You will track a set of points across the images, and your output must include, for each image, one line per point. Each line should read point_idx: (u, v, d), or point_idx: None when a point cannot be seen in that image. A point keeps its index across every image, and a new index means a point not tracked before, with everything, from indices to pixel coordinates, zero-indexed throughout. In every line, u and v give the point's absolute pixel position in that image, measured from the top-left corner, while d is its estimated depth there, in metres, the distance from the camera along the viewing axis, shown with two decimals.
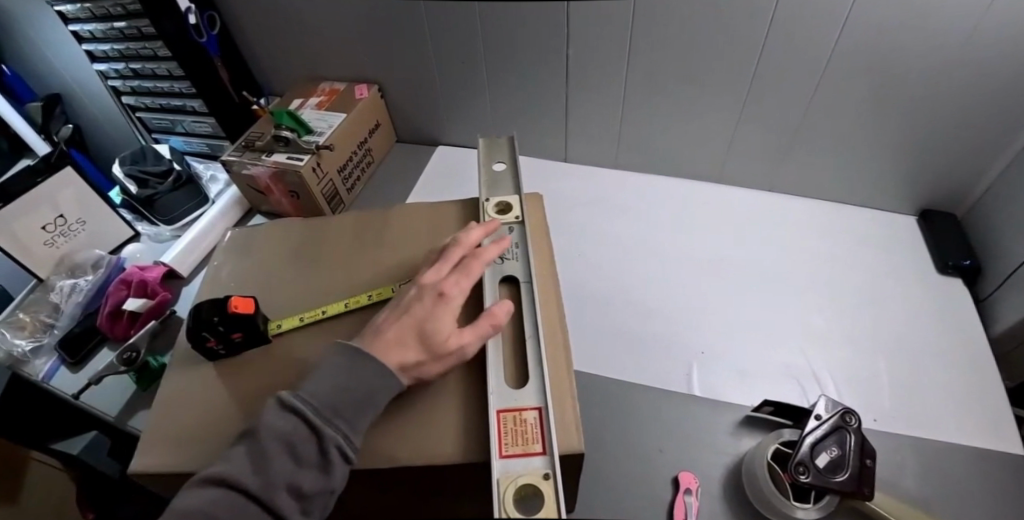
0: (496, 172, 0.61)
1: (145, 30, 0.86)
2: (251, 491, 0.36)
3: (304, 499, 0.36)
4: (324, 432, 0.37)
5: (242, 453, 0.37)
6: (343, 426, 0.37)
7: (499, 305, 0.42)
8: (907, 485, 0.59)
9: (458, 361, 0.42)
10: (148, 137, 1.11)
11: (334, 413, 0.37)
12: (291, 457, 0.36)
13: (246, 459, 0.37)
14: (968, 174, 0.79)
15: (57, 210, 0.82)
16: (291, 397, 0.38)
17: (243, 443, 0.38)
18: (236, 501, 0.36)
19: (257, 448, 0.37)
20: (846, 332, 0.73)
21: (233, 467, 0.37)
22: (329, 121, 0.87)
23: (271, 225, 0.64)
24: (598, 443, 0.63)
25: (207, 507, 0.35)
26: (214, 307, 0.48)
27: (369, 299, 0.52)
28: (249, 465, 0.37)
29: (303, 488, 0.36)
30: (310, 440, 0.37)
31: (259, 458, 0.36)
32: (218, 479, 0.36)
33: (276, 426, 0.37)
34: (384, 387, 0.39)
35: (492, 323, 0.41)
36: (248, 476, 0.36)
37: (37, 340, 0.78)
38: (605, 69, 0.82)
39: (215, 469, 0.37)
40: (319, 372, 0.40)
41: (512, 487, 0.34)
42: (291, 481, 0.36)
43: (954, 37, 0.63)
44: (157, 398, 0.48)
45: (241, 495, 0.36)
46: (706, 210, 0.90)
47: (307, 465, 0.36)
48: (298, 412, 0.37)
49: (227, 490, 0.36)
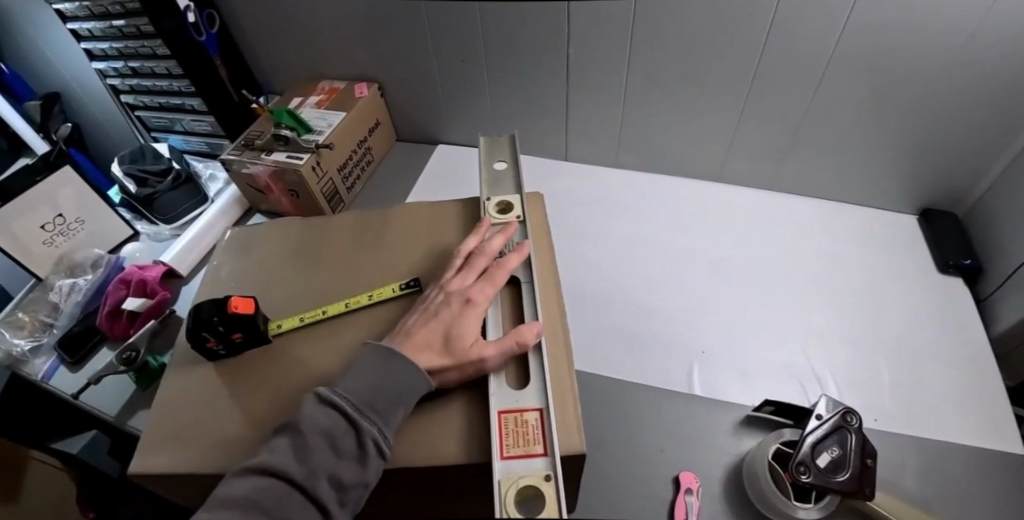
0: (496, 171, 0.61)
1: (143, 29, 0.86)
2: (296, 481, 0.35)
3: (344, 491, 0.36)
4: (363, 426, 0.37)
5: (284, 444, 0.37)
6: (379, 420, 0.38)
7: (527, 324, 0.42)
8: (907, 485, 0.59)
9: (479, 374, 0.42)
10: (147, 136, 1.11)
11: (372, 407, 0.38)
12: (333, 449, 0.36)
13: (289, 450, 0.37)
14: (969, 174, 0.78)
15: (56, 209, 0.82)
16: (331, 392, 0.39)
17: (285, 435, 0.37)
18: (277, 493, 0.35)
19: (300, 440, 0.36)
20: (847, 332, 0.73)
21: (278, 457, 0.36)
22: (329, 120, 0.87)
23: (270, 225, 0.64)
24: (598, 443, 0.63)
25: (252, 495, 0.35)
26: (214, 307, 0.47)
27: (369, 299, 0.52)
28: (292, 456, 0.36)
29: (345, 479, 0.36)
30: (350, 433, 0.37)
31: (303, 449, 0.36)
32: (262, 469, 0.36)
33: (318, 419, 0.37)
34: (387, 388, 0.39)
35: (518, 341, 0.41)
36: (293, 466, 0.36)
37: (36, 340, 0.78)
38: (604, 68, 0.81)
39: (260, 459, 0.36)
40: (356, 369, 0.40)
41: (513, 488, 0.34)
42: (333, 472, 0.36)
43: (956, 37, 0.63)
44: (157, 399, 0.48)
45: (284, 485, 0.35)
46: (706, 209, 0.90)
47: (348, 457, 0.36)
48: (338, 406, 0.38)
49: (270, 481, 0.36)
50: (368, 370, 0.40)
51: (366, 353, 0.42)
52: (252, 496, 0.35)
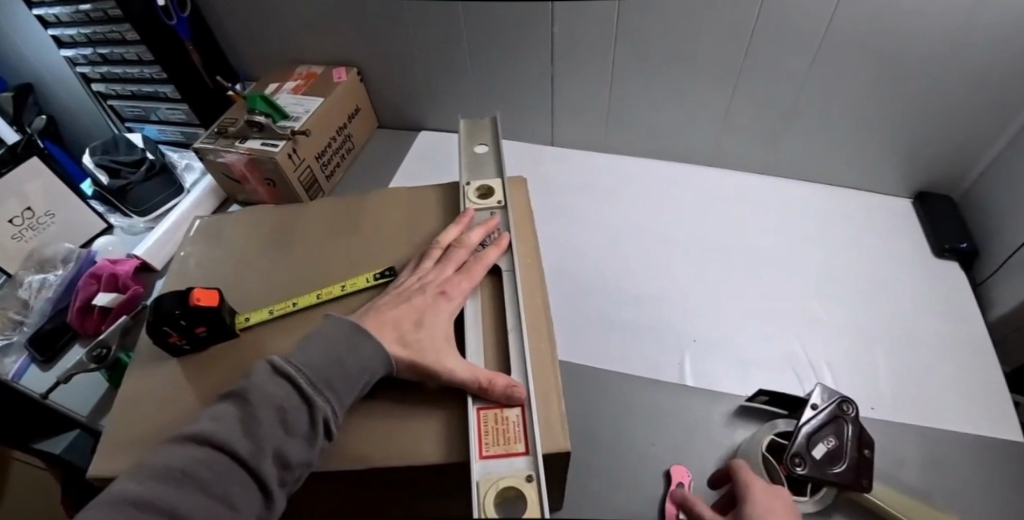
0: (478, 154, 0.58)
1: (110, 13, 0.82)
2: (240, 455, 0.33)
3: (288, 470, 0.33)
4: (316, 403, 0.35)
5: (229, 414, 0.34)
6: (334, 399, 0.35)
7: (501, 376, 0.37)
8: (904, 475, 0.58)
9: (429, 378, 0.38)
10: (122, 126, 1.07)
11: (327, 385, 0.36)
12: (282, 423, 0.34)
13: (236, 420, 0.34)
14: (966, 156, 0.76)
15: (24, 202, 0.79)
16: (284, 361, 0.36)
17: (231, 406, 0.35)
18: (217, 466, 0.32)
19: (248, 410, 0.34)
20: (842, 318, 0.72)
21: (221, 427, 0.33)
22: (306, 106, 0.84)
23: (241, 213, 0.60)
24: (589, 441, 0.61)
25: (186, 466, 0.32)
26: (176, 299, 0.44)
27: (342, 291, 0.49)
28: (238, 427, 0.34)
29: (292, 458, 0.33)
30: (302, 410, 0.35)
31: (251, 421, 0.34)
32: (201, 438, 0.33)
33: (269, 391, 0.35)
34: (344, 366, 0.37)
35: (481, 384, 0.37)
36: (237, 437, 0.33)
37: (6, 338, 0.75)
38: (591, 49, 0.78)
39: (200, 428, 0.34)
40: (310, 341, 0.38)
41: (493, 490, 0.32)
42: (280, 449, 0.33)
43: (957, 11, 0.60)
44: (117, 397, 0.46)
45: (225, 458, 0.33)
46: (698, 194, 0.88)
47: (298, 435, 0.34)
48: (292, 378, 0.35)
49: (212, 453, 0.33)
50: (323, 343, 0.38)
51: (324, 327, 0.40)
52: (188, 470, 0.32)
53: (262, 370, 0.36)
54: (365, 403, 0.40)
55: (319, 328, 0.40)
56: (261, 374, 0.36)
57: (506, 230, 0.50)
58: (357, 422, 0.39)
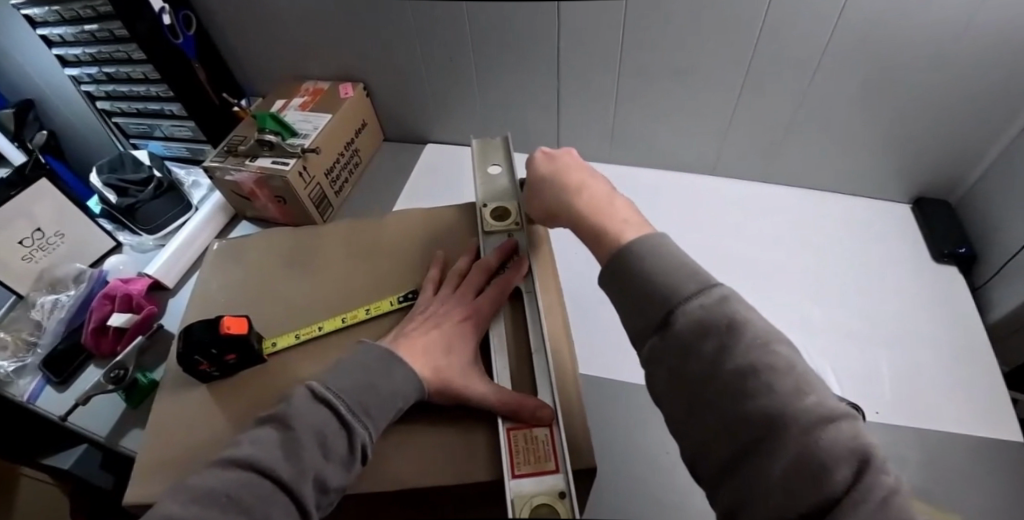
0: (492, 175, 0.59)
1: (117, 33, 0.82)
2: (282, 480, 0.33)
3: (325, 494, 0.34)
4: (354, 428, 0.36)
5: (270, 437, 0.35)
6: (370, 424, 0.37)
7: (533, 400, 0.39)
8: (910, 477, 0.60)
9: (464, 403, 0.40)
10: (126, 142, 1.07)
11: (365, 411, 0.37)
12: (322, 448, 0.35)
13: (277, 445, 0.35)
14: (958, 168, 0.79)
15: (34, 223, 0.79)
16: (323, 387, 0.38)
17: (271, 428, 0.36)
18: (259, 489, 0.33)
19: (289, 435, 0.35)
20: (846, 324, 0.73)
21: (264, 453, 0.34)
22: (315, 123, 0.85)
23: (261, 234, 0.61)
24: (607, 451, 0.62)
25: (229, 491, 0.33)
26: (206, 329, 0.46)
27: (366, 314, 0.50)
28: (279, 450, 0.35)
29: (331, 482, 0.34)
30: (342, 435, 0.36)
31: (293, 445, 0.35)
32: (243, 461, 0.34)
33: (309, 416, 0.36)
34: (380, 390, 0.38)
35: (513, 406, 0.38)
36: (279, 462, 0.34)
37: (20, 360, 0.76)
38: (593, 65, 0.80)
39: (243, 451, 0.35)
40: (344, 366, 0.40)
41: (528, 507, 0.33)
42: (320, 473, 0.34)
43: (958, 28, 0.62)
44: (149, 422, 0.47)
45: (266, 482, 0.33)
46: (701, 205, 0.89)
47: (337, 460, 0.35)
48: (330, 403, 0.37)
49: (253, 476, 0.33)
50: (359, 368, 0.39)
51: (356, 353, 0.41)
52: (230, 493, 0.33)
53: (301, 395, 0.37)
54: (398, 425, 0.42)
55: (352, 354, 0.41)
56: (300, 398, 0.37)
57: (525, 250, 0.52)
58: (394, 443, 0.41)
